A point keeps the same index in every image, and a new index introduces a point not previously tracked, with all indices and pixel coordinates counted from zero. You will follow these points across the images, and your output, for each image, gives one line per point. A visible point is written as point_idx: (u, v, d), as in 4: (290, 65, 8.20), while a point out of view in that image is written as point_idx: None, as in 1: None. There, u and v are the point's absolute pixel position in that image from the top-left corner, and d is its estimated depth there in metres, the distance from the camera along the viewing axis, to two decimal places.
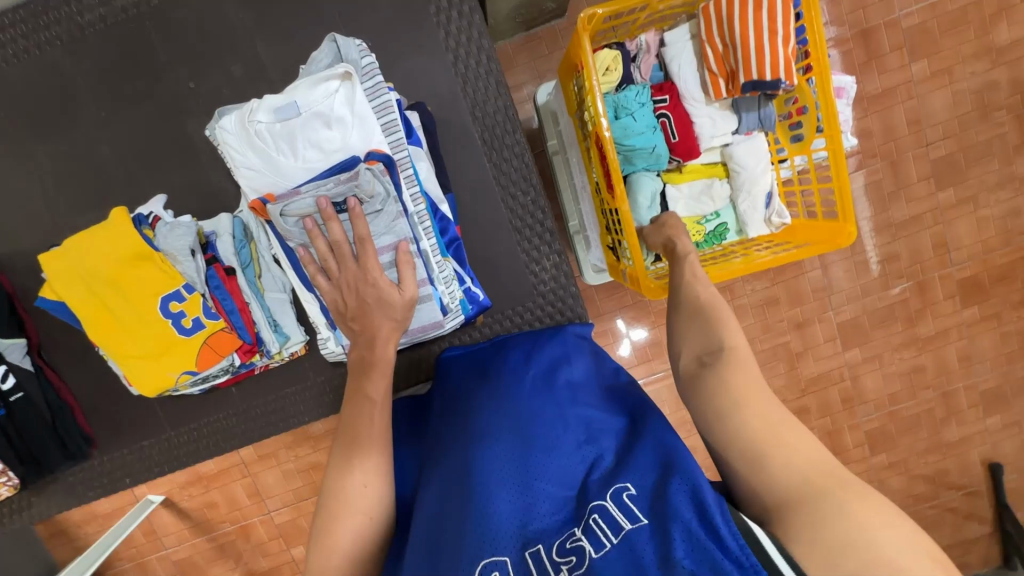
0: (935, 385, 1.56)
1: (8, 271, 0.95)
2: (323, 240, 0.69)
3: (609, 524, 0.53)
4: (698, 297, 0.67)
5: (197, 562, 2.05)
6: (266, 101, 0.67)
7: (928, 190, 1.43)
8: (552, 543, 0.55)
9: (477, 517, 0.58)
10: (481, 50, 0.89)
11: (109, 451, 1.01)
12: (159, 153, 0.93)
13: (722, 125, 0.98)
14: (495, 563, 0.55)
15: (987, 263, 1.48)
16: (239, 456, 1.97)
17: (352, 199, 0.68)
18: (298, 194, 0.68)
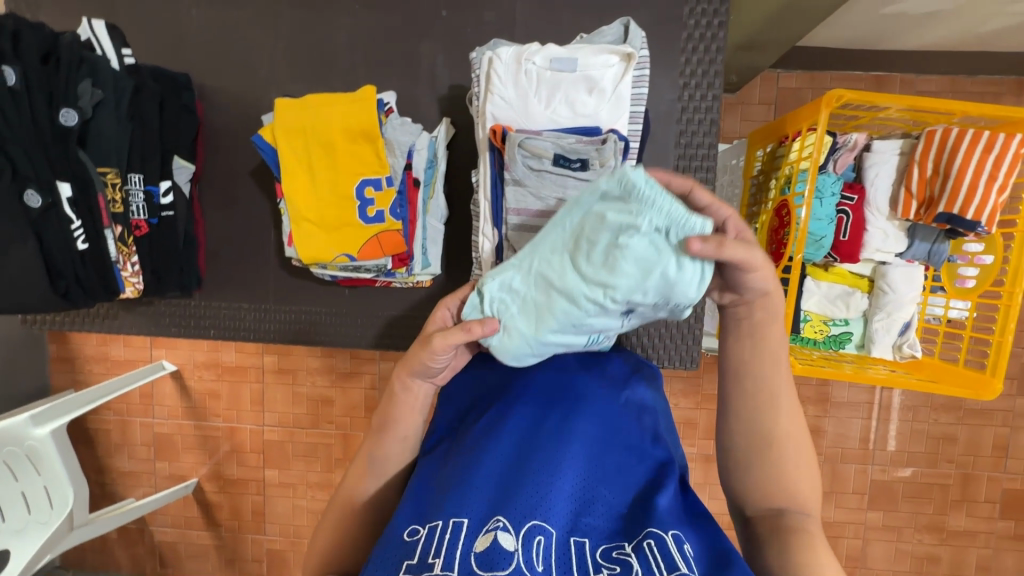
0: None
1: (206, 104, 1.01)
2: (540, 189, 0.71)
3: (665, 559, 0.50)
4: (756, 381, 0.58)
5: (174, 443, 2.04)
6: (548, 49, 0.71)
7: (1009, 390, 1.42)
8: (598, 544, 0.53)
9: (539, 484, 0.57)
10: (710, 88, 0.93)
11: (209, 298, 1.04)
12: (386, 58, 0.98)
13: (891, 243, 1.00)
14: (539, 527, 0.54)
15: None
16: (260, 360, 1.98)
17: (592, 157, 0.69)
18: (538, 136, 0.71)
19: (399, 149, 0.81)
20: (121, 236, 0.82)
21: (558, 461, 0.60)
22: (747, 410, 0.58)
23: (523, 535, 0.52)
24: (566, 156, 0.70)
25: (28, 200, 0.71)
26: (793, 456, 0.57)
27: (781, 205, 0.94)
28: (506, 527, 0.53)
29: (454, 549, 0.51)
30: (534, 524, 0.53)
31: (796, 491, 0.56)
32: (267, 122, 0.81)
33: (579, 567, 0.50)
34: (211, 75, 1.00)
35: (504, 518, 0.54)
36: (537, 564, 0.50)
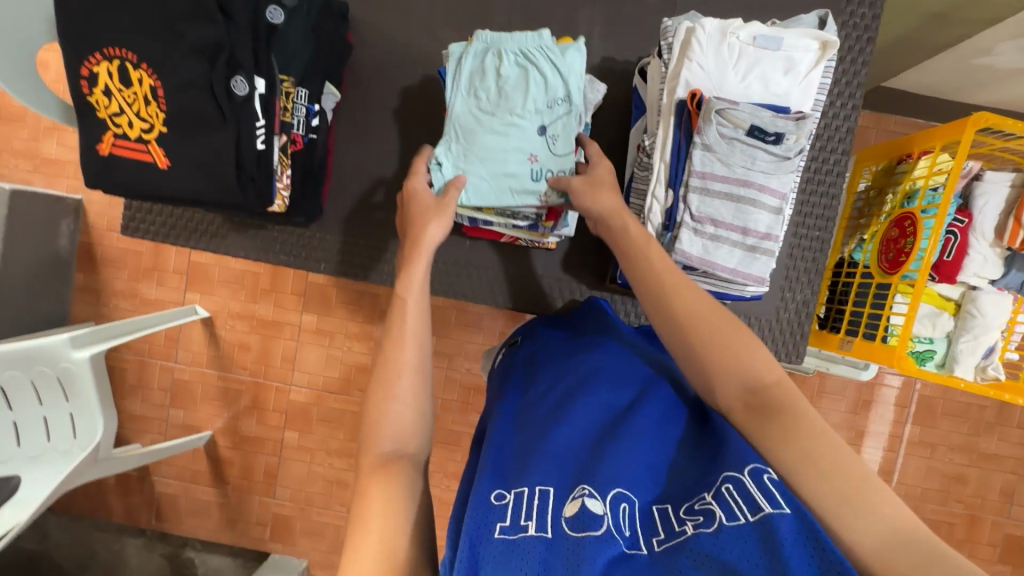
0: None
1: (355, 36, 1.01)
2: (732, 155, 0.74)
3: (745, 499, 0.51)
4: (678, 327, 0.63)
5: (193, 391, 1.80)
6: (752, 26, 0.74)
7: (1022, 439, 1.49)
8: (682, 504, 0.54)
9: (615, 453, 0.57)
10: (851, 99, 0.97)
11: (324, 230, 1.03)
12: (543, 21, 1.00)
13: (989, 269, 1.06)
14: (621, 495, 0.53)
15: None
16: (299, 318, 1.73)
17: (787, 132, 0.72)
18: (737, 105, 0.73)
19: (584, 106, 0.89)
20: (284, 146, 0.82)
21: (639, 431, 0.61)
22: (668, 323, 0.64)
23: (610, 499, 0.52)
24: (762, 128, 0.73)
25: (235, 87, 0.71)
26: (717, 329, 0.61)
27: (904, 218, 1.00)
28: (592, 493, 0.52)
29: (546, 514, 0.51)
30: (619, 492, 0.53)
31: (755, 370, 0.58)
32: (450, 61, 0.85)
33: (665, 528, 0.51)
34: (367, 9, 1.00)
35: (589, 487, 0.53)
36: (624, 530, 0.50)
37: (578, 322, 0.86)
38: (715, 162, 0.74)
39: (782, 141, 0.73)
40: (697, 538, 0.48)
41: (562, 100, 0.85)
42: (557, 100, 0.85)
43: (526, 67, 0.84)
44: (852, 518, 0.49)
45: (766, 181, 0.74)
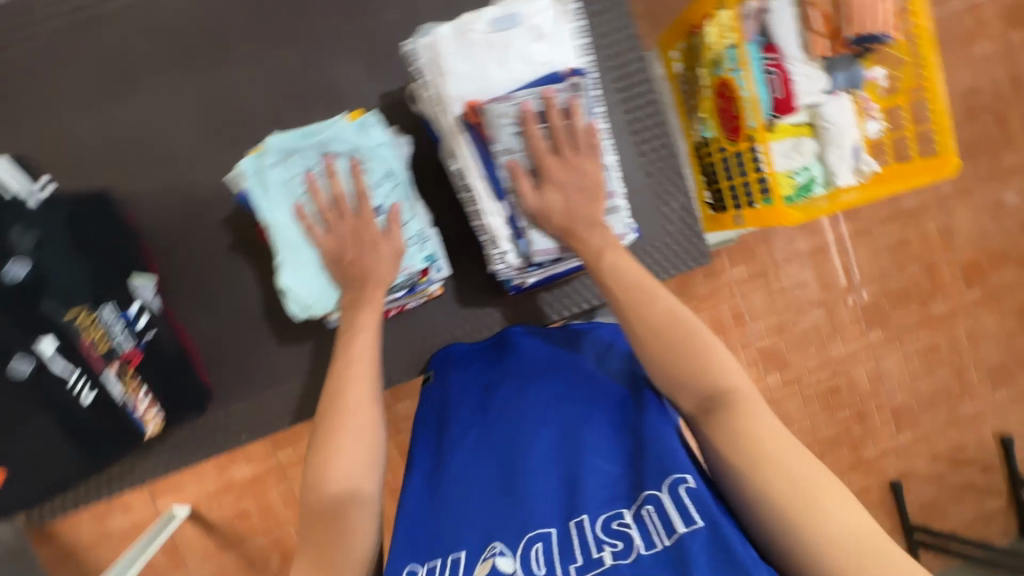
0: (948, 362, 1.81)
1: (135, 210, 0.92)
2: (537, 142, 0.72)
3: (662, 521, 0.57)
4: (654, 334, 0.64)
5: None
6: (483, 14, 0.71)
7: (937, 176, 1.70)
8: (597, 517, 0.61)
9: (527, 499, 0.65)
10: (617, 8, 0.97)
11: (227, 403, 0.97)
12: (305, 94, 0.94)
13: (817, 84, 1.09)
14: (540, 536, 0.62)
15: (984, 246, 1.77)
16: (276, 459, 1.66)
17: (568, 99, 0.72)
18: (506, 99, 0.72)
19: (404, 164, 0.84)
20: (121, 371, 0.77)
21: (546, 453, 0.68)
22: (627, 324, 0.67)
23: (522, 550, 0.61)
24: (544, 109, 0.72)
25: (17, 369, 0.64)
26: (682, 342, 0.64)
27: (721, 86, 1.01)
28: (503, 551, 0.61)
29: None
30: (532, 535, 0.62)
31: (714, 376, 0.61)
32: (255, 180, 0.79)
33: (583, 553, 0.59)
34: (130, 178, 0.91)
35: (500, 544, 0.62)
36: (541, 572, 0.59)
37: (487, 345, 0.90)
38: (524, 157, 0.74)
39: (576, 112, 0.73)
40: (613, 568, 0.56)
41: (383, 177, 0.81)
42: (380, 176, 0.81)
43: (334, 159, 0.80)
44: (803, 534, 0.52)
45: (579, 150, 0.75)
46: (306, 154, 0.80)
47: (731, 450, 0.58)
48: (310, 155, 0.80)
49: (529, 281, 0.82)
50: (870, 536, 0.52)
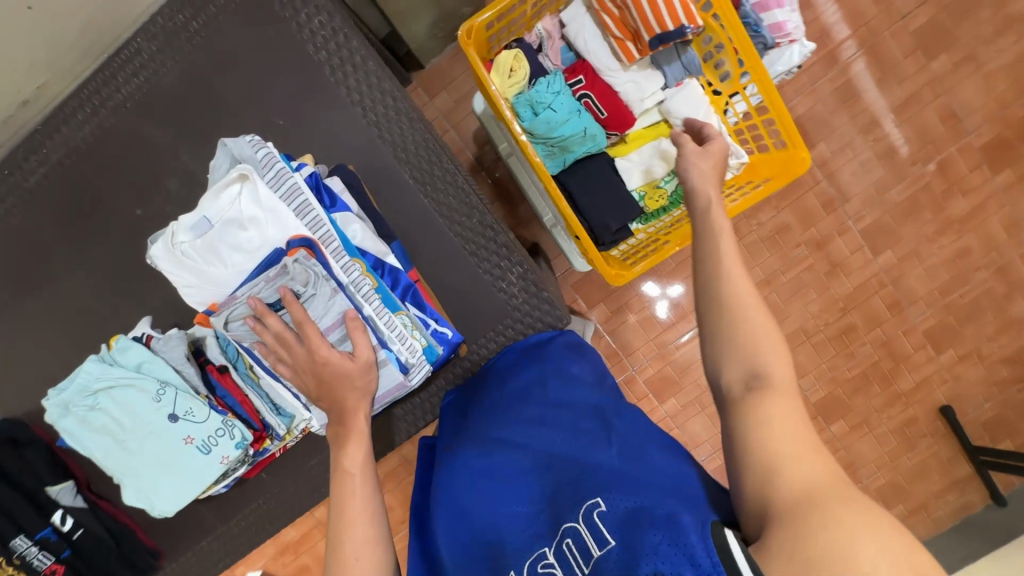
0: (986, 264, 1.50)
1: (41, 424, 1.02)
2: (269, 334, 0.72)
3: (580, 551, 0.55)
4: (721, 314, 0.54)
5: None
6: (184, 220, 0.70)
7: (918, 63, 1.44)
8: (524, 564, 0.59)
9: (469, 555, 0.64)
10: (385, 96, 0.89)
11: (175, 558, 1.07)
12: (128, 280, 0.96)
13: (649, 85, 0.93)
14: None
15: (1008, 119, 1.43)
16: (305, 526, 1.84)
17: (284, 290, 0.71)
18: (234, 299, 0.72)
19: (182, 362, 0.81)
20: None
21: (493, 510, 0.66)
22: (713, 281, 0.55)
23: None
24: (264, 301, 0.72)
25: None
26: (753, 313, 0.53)
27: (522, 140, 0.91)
28: None
29: None
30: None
31: (760, 358, 0.51)
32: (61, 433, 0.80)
33: None
34: (24, 400, 1.01)
35: None
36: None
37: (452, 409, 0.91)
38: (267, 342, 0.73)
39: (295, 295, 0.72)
40: None
41: (162, 389, 0.79)
42: (157, 391, 0.79)
43: (112, 394, 0.78)
44: (794, 542, 0.43)
45: (319, 325, 0.75)
46: (81, 398, 0.78)
47: (756, 433, 0.49)
48: (82, 401, 0.78)
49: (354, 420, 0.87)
50: (856, 505, 0.43)
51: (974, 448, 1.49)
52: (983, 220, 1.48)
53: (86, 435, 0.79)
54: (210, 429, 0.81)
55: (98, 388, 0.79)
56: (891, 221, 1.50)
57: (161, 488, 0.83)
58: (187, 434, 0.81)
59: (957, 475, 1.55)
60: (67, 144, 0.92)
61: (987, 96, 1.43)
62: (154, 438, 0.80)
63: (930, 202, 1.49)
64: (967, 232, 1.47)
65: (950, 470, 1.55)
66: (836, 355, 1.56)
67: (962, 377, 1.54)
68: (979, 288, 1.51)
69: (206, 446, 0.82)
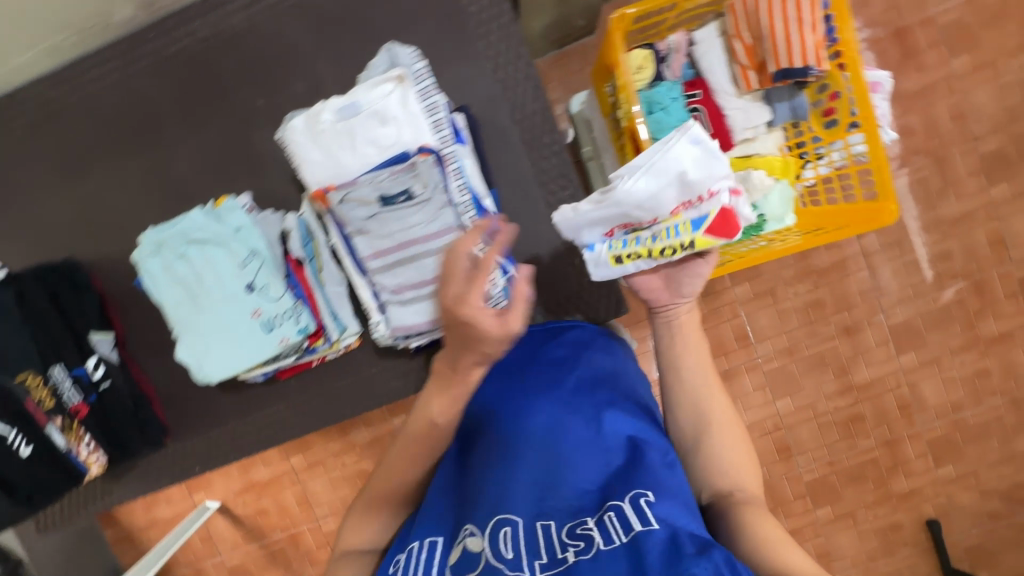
0: (1003, 390, 1.52)
1: (101, 274, 1.07)
2: (379, 224, 0.75)
3: (620, 523, 0.58)
4: (694, 418, 0.73)
5: (249, 569, 2.08)
6: (332, 102, 0.75)
7: (980, 185, 1.44)
8: (563, 525, 0.62)
9: (496, 496, 0.66)
10: (519, 59, 0.95)
11: (182, 439, 1.10)
12: (230, 163, 1.03)
13: (756, 116, 1.00)
14: (507, 523, 0.63)
15: None
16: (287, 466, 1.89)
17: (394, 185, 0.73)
18: (355, 184, 0.75)
19: (274, 240, 0.85)
20: (65, 425, 0.94)
21: (537, 470, 0.68)
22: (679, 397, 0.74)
23: (490, 531, 0.63)
24: (383, 191, 0.74)
25: None
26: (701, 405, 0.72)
27: (631, 131, 0.97)
28: (473, 530, 0.63)
29: (434, 563, 0.63)
30: (502, 517, 0.64)
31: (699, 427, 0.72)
32: (141, 273, 0.84)
33: (547, 551, 0.59)
34: (95, 248, 1.06)
35: (471, 525, 0.64)
36: (506, 553, 0.60)
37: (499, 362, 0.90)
38: (372, 234, 0.76)
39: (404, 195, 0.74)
40: (574, 564, 0.56)
41: (251, 258, 0.83)
42: (246, 258, 0.83)
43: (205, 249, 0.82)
44: None
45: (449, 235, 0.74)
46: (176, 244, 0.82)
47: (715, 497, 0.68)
48: (174, 247, 0.82)
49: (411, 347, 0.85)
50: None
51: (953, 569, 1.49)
52: (1008, 347, 1.50)
53: (165, 281, 0.83)
54: (282, 308, 0.85)
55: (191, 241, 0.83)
56: (920, 325, 1.50)
57: (214, 352, 0.85)
58: (258, 308, 0.84)
59: None
60: (216, 26, 0.99)
61: None
62: (229, 303, 0.84)
63: (961, 316, 1.49)
64: (991, 355, 1.49)
65: None
66: (838, 441, 1.55)
67: (954, 497, 1.55)
68: (990, 413, 1.53)
69: (273, 324, 0.85)
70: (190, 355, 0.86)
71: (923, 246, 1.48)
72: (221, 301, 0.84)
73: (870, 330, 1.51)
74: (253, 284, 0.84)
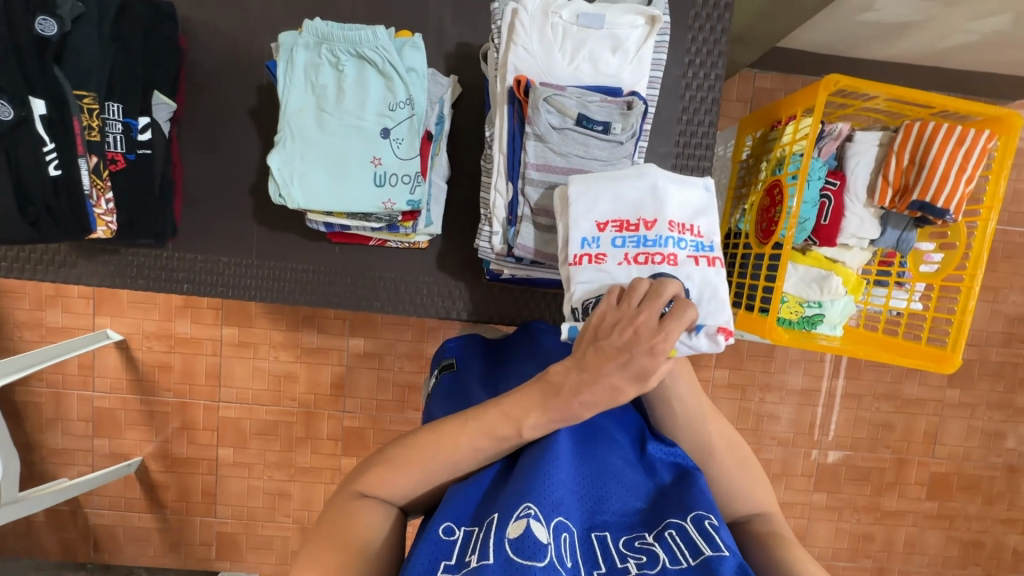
0: (876, 556, 1.62)
1: (190, 40, 0.94)
2: (565, 140, 0.71)
3: (686, 542, 0.49)
4: (693, 436, 0.64)
5: (116, 419, 1.71)
6: (576, 5, 0.73)
7: (940, 383, 1.57)
8: (620, 538, 0.51)
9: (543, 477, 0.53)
10: (713, 69, 0.95)
11: (184, 250, 0.97)
12: (389, 4, 0.92)
13: (866, 229, 1.06)
14: (563, 524, 0.49)
15: (960, 467, 1.60)
16: (219, 332, 1.67)
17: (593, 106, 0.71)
18: (563, 91, 0.71)
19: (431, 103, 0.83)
20: (97, 168, 0.80)
21: (583, 467, 0.56)
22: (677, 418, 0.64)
23: (551, 527, 0.48)
24: (587, 112, 0.71)
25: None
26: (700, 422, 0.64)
27: (773, 185, 1.01)
28: (538, 515, 0.48)
29: (482, 544, 0.46)
30: (561, 520, 0.50)
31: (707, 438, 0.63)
32: (283, 56, 0.75)
33: (606, 560, 0.48)
34: (203, 13, 0.93)
35: (534, 507, 0.49)
36: (566, 561, 0.46)
37: (508, 347, 0.82)
38: (551, 146, 0.72)
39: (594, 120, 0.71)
40: None
41: (402, 103, 0.75)
42: (397, 101, 0.75)
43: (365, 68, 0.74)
44: None
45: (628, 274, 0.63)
46: (340, 48, 0.74)
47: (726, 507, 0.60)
48: (338, 50, 0.74)
49: (503, 272, 0.81)
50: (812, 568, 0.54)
51: None
52: (896, 524, 1.61)
53: (304, 78, 0.74)
54: (401, 169, 0.77)
55: (354, 54, 0.75)
56: (842, 474, 1.59)
57: (309, 174, 0.76)
58: (380, 156, 0.76)
59: None
60: None
61: (963, 441, 1.59)
62: (355, 135, 0.76)
63: (875, 481, 1.60)
64: (881, 524, 1.60)
65: None
66: None
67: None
68: (857, 570, 1.63)
69: (384, 181, 0.76)
70: (282, 165, 0.76)
71: (878, 408, 1.58)
72: (349, 128, 0.75)
73: (802, 460, 1.59)
74: (388, 130, 0.76)
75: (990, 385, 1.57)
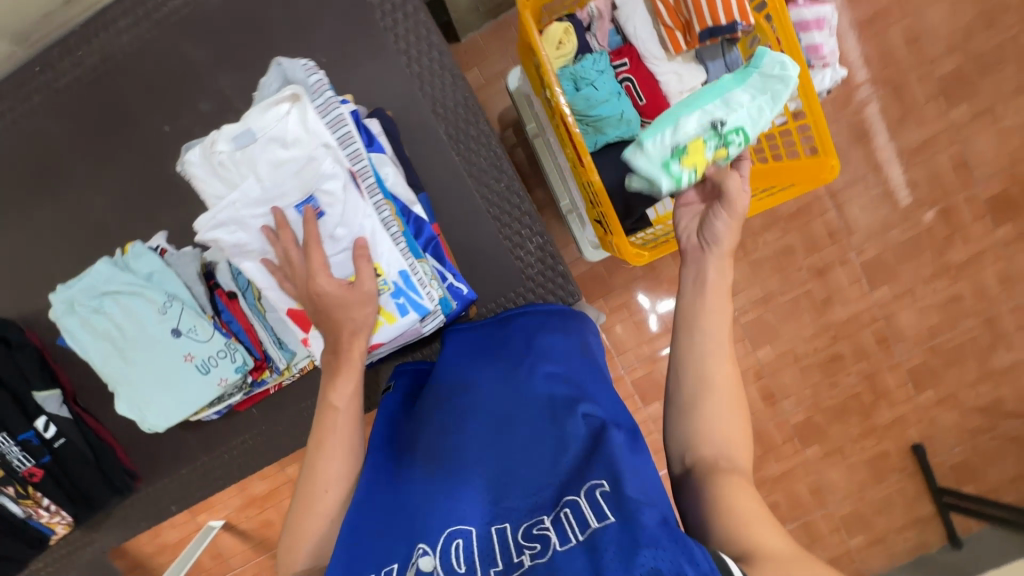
0: (977, 312, 1.47)
1: (36, 328, 1.02)
2: (282, 245, 0.71)
3: (578, 519, 0.46)
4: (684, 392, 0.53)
5: None
6: (224, 131, 0.69)
7: (939, 110, 1.36)
8: (519, 525, 0.50)
9: (449, 492, 0.55)
10: (432, 48, 0.89)
11: (152, 482, 1.06)
12: (144, 197, 0.96)
13: (690, 79, 0.94)
14: (460, 532, 0.51)
15: (1016, 175, 1.39)
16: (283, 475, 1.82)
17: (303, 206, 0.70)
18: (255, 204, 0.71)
19: (193, 279, 0.82)
20: (21, 488, 0.99)
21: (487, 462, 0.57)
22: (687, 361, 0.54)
23: (442, 545, 0.50)
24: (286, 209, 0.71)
25: None
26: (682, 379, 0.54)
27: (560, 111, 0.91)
28: (426, 549, 0.50)
29: None
30: (454, 528, 0.51)
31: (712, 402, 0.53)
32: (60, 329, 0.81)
33: (502, 558, 0.48)
34: (16, 305, 1.01)
35: (423, 543, 0.51)
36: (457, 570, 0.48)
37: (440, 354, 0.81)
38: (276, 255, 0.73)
39: (315, 210, 0.72)
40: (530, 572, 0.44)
41: (167, 301, 0.79)
42: (163, 302, 0.79)
43: (117, 300, 0.78)
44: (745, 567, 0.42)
45: None
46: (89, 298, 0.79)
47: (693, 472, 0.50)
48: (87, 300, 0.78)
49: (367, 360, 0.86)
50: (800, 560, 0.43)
51: (939, 491, 1.49)
52: (979, 270, 1.44)
53: (84, 337, 0.79)
54: (210, 351, 0.81)
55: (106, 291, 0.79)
56: (891, 259, 1.44)
57: (150, 403, 0.82)
58: (187, 354, 0.81)
59: (920, 513, 1.55)
60: (103, 52, 0.92)
61: (1000, 150, 1.38)
62: (153, 353, 0.80)
63: (931, 245, 1.44)
64: (962, 279, 1.44)
65: (913, 508, 1.55)
66: (820, 381, 1.51)
67: (938, 420, 1.52)
68: (965, 336, 1.48)
69: (202, 370, 0.81)
70: (129, 411, 0.83)
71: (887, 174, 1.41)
72: (146, 352, 0.80)
73: (842, 271, 1.45)
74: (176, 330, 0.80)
75: (997, 80, 1.35)
